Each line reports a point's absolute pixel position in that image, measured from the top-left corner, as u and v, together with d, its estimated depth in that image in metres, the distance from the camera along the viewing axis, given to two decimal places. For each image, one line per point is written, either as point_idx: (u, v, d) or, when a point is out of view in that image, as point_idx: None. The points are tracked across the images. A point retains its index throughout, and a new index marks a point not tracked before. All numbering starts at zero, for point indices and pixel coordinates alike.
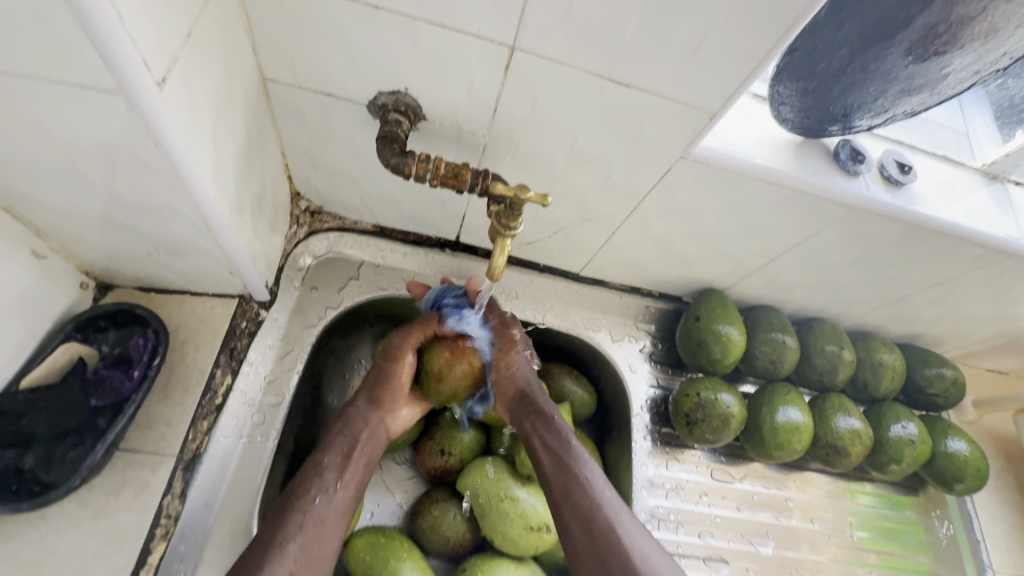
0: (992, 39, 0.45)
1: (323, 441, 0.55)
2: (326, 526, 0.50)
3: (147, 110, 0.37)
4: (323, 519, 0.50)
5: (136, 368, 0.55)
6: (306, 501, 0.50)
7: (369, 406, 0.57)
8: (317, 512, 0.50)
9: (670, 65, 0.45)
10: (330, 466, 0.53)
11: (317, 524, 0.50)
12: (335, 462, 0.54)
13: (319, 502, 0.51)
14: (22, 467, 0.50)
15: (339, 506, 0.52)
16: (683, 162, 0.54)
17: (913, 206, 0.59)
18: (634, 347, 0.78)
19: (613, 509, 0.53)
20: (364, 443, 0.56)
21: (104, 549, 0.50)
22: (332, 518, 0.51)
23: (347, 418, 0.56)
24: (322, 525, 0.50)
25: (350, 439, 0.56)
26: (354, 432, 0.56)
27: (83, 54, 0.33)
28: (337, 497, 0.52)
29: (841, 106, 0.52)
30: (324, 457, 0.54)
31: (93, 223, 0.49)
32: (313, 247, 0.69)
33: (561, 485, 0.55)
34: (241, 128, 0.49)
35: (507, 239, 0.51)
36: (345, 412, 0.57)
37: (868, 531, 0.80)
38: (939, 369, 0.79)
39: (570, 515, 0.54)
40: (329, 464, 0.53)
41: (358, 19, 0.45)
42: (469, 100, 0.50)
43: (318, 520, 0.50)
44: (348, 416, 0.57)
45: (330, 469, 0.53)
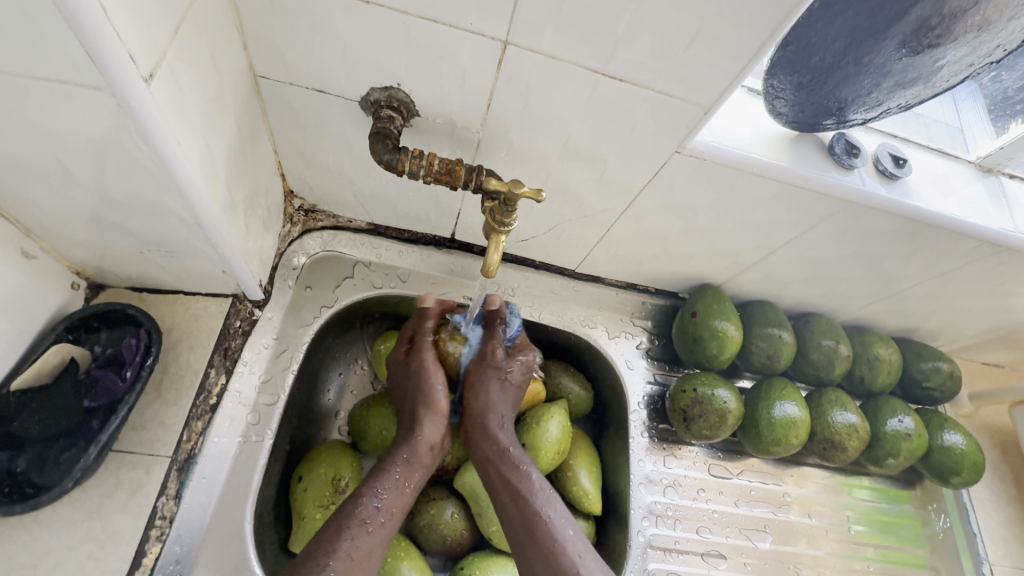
0: (985, 31, 0.44)
1: (380, 465, 0.56)
2: (369, 559, 0.50)
3: (134, 107, 0.36)
4: (371, 548, 0.50)
5: (128, 369, 0.55)
6: (360, 520, 0.51)
7: (431, 432, 0.59)
8: (371, 537, 0.51)
9: (664, 59, 0.45)
10: (388, 488, 0.54)
11: (365, 552, 0.50)
12: (394, 485, 0.55)
13: (372, 525, 0.51)
14: (15, 469, 0.49)
15: (385, 535, 0.52)
16: (678, 157, 0.54)
17: (909, 199, 0.59)
18: (631, 343, 0.78)
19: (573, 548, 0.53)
20: (418, 471, 0.58)
21: (98, 551, 0.50)
22: (378, 548, 0.51)
23: (410, 441, 0.58)
24: (371, 552, 0.50)
25: (408, 467, 0.57)
26: (415, 461, 0.58)
27: (70, 51, 0.32)
28: (386, 529, 0.52)
29: (835, 100, 0.52)
30: (385, 480, 0.55)
31: (83, 223, 0.49)
32: (307, 245, 0.68)
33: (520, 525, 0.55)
34: (233, 125, 0.49)
35: (502, 236, 0.52)
36: (411, 434, 0.59)
37: (865, 525, 0.80)
38: (935, 363, 0.79)
39: (533, 560, 0.53)
40: (387, 491, 0.54)
41: (349, 14, 0.44)
42: (462, 95, 0.50)
43: (366, 550, 0.50)
44: (411, 441, 0.58)
45: (388, 493, 0.54)
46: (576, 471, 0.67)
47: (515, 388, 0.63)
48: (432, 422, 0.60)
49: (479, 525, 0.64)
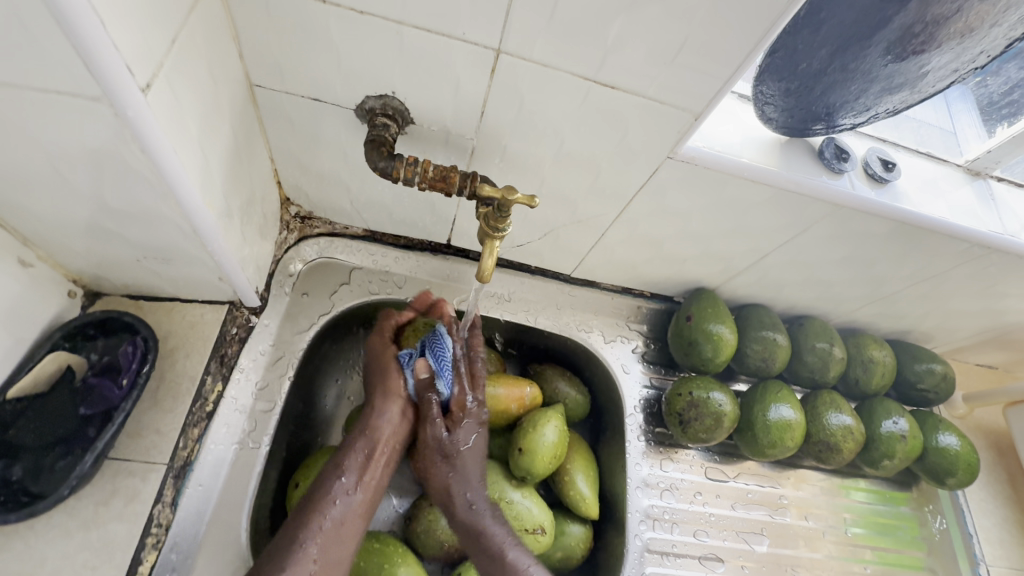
0: (968, 38, 0.46)
1: (346, 442, 0.60)
2: (344, 527, 0.56)
3: (132, 117, 0.37)
4: (341, 519, 0.56)
5: (125, 376, 0.55)
6: (330, 501, 0.56)
7: (386, 405, 0.62)
8: (340, 510, 0.56)
9: (653, 66, 0.45)
10: (352, 467, 0.58)
11: (337, 524, 0.55)
12: (356, 463, 0.59)
13: (341, 502, 0.56)
14: (10, 477, 0.49)
15: (357, 508, 0.57)
16: (670, 162, 0.54)
17: (898, 203, 0.59)
18: (627, 348, 0.78)
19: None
20: (384, 444, 0.61)
21: (94, 560, 0.50)
22: (351, 519, 0.56)
23: (366, 419, 0.61)
24: (341, 526, 0.55)
25: (370, 440, 0.60)
26: (373, 434, 0.61)
27: (67, 61, 0.33)
28: (354, 499, 0.57)
29: (823, 106, 0.53)
30: (348, 458, 0.59)
31: (80, 231, 0.49)
32: (303, 252, 0.69)
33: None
34: (229, 134, 0.50)
35: (496, 241, 0.52)
36: (367, 411, 0.62)
37: (862, 527, 0.80)
38: (929, 365, 0.80)
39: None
40: (349, 469, 0.58)
41: (344, 25, 0.45)
42: (456, 103, 0.51)
43: (336, 521, 0.55)
44: (368, 418, 0.61)
45: (351, 471, 0.58)
46: (573, 475, 0.67)
47: (477, 457, 0.62)
48: (384, 399, 0.62)
49: None
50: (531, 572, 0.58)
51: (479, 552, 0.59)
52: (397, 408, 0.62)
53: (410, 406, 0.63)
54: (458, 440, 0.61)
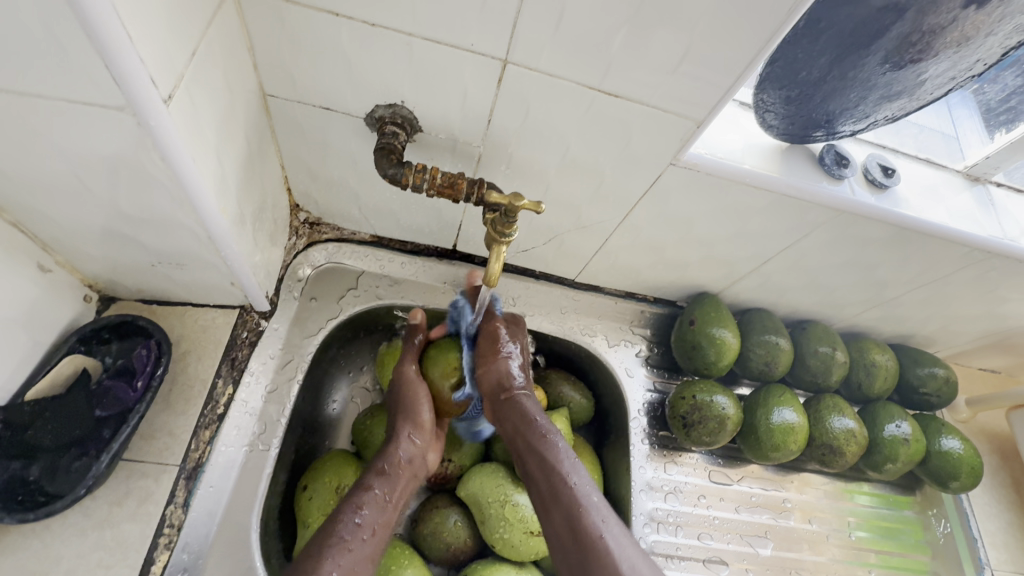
0: (964, 47, 0.47)
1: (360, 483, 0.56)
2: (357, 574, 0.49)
3: (154, 126, 0.38)
4: (353, 567, 0.49)
5: (139, 379, 0.56)
6: (341, 541, 0.50)
7: (409, 440, 0.61)
8: (352, 557, 0.49)
9: (657, 75, 0.47)
10: (369, 504, 0.54)
11: (347, 572, 0.48)
12: (374, 503, 0.54)
13: (353, 544, 0.50)
14: (28, 477, 0.50)
15: (368, 554, 0.51)
16: (673, 169, 0.55)
17: (898, 208, 0.60)
18: (630, 352, 0.79)
19: (598, 513, 0.51)
20: (401, 482, 0.58)
21: (108, 559, 0.51)
22: (361, 567, 0.50)
23: (383, 457, 0.59)
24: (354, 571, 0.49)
25: (388, 480, 0.57)
26: (392, 474, 0.58)
27: (93, 73, 0.34)
28: (369, 545, 0.51)
29: (823, 113, 0.54)
30: (365, 499, 0.54)
31: (98, 237, 0.50)
32: (312, 257, 0.70)
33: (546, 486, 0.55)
34: (243, 141, 0.51)
35: (503, 246, 0.53)
36: (385, 450, 0.60)
37: (867, 531, 0.80)
38: (931, 369, 0.80)
39: (557, 522, 0.52)
40: (367, 508, 0.54)
41: (356, 37, 0.46)
42: (463, 112, 0.52)
43: (348, 568, 0.49)
44: (386, 455, 0.59)
45: (368, 509, 0.54)
46: None
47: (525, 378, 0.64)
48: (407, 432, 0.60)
49: (481, 533, 0.64)
50: (576, 473, 0.55)
51: (531, 459, 0.57)
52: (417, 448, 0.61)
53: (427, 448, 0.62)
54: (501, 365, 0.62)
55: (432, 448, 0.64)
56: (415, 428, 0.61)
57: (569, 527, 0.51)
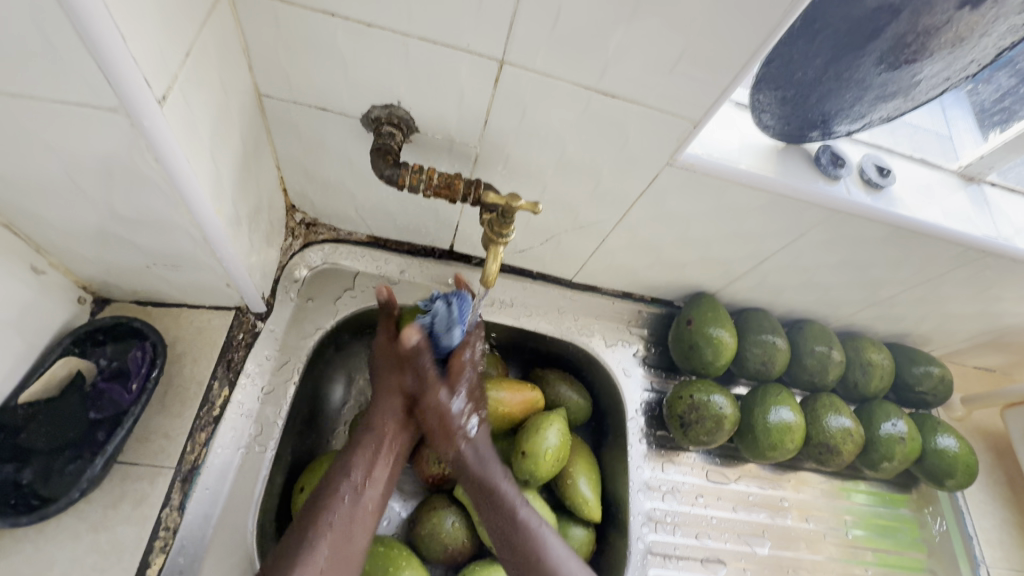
0: (959, 48, 0.47)
1: (351, 440, 0.61)
2: (354, 525, 0.56)
3: (148, 127, 0.38)
4: (352, 518, 0.56)
5: (134, 381, 0.56)
6: (336, 498, 0.56)
7: (389, 400, 0.62)
8: (348, 509, 0.56)
9: (653, 75, 0.47)
10: (360, 461, 0.59)
11: (347, 523, 0.55)
12: (364, 459, 0.59)
13: (349, 499, 0.57)
14: (21, 481, 0.50)
15: (366, 504, 0.57)
16: (670, 169, 0.56)
17: (893, 207, 0.61)
18: (628, 352, 0.79)
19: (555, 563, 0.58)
20: (391, 436, 0.62)
21: (102, 563, 0.51)
22: (361, 517, 0.56)
23: (372, 414, 0.62)
24: (351, 525, 0.55)
25: (377, 435, 0.61)
26: (380, 428, 0.61)
27: (86, 73, 0.34)
28: (365, 496, 0.58)
29: (819, 113, 0.54)
30: (355, 454, 0.59)
31: (92, 238, 0.50)
32: (308, 258, 0.70)
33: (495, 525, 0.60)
34: (238, 142, 0.51)
35: (500, 246, 0.53)
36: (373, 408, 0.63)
37: (863, 529, 0.81)
38: (927, 367, 0.81)
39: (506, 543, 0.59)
40: (359, 465, 0.59)
41: (352, 37, 0.46)
42: (460, 112, 0.52)
43: (346, 519, 0.55)
44: (374, 412, 0.62)
45: (359, 465, 0.59)
46: (576, 479, 0.68)
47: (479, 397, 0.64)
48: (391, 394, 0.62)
49: (479, 534, 0.64)
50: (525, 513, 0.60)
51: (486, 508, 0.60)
52: (400, 404, 0.62)
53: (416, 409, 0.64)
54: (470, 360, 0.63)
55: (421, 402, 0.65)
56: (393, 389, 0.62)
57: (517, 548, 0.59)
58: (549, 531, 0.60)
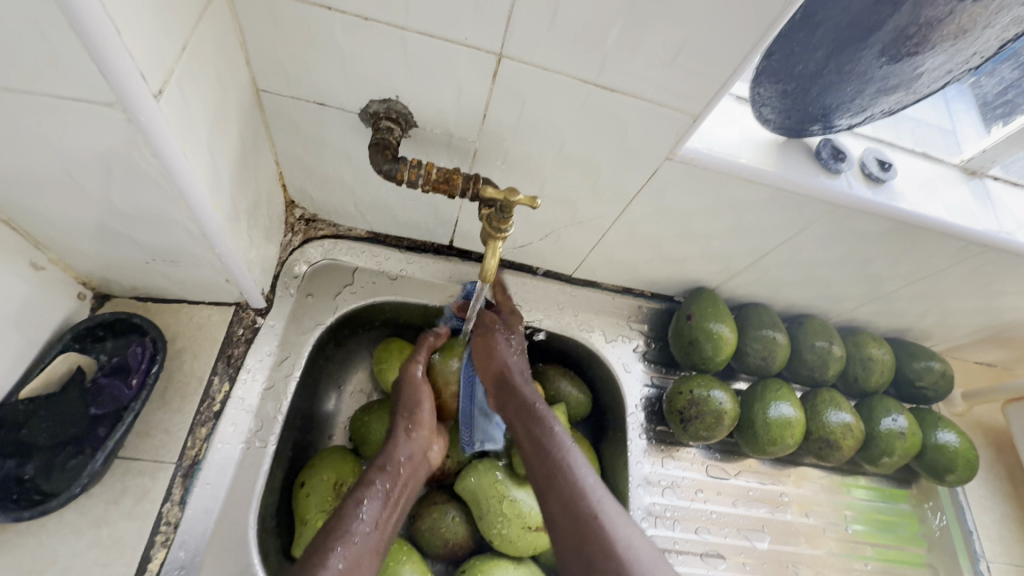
0: (961, 40, 0.47)
1: (364, 477, 0.56)
2: (362, 565, 0.49)
3: (144, 122, 0.37)
4: (358, 559, 0.49)
5: (135, 376, 0.56)
6: (348, 533, 0.50)
7: (410, 440, 0.60)
8: (358, 545, 0.50)
9: (652, 69, 0.46)
10: (373, 499, 0.54)
11: (354, 561, 0.49)
12: (378, 497, 0.55)
13: (359, 536, 0.51)
14: (23, 476, 0.50)
15: (373, 545, 0.52)
16: (670, 164, 0.55)
17: (894, 202, 0.60)
18: (628, 347, 0.79)
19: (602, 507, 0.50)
20: (402, 481, 0.58)
21: (104, 557, 0.51)
22: (368, 556, 0.50)
23: (387, 451, 0.59)
24: (359, 563, 0.49)
25: (389, 476, 0.57)
26: (394, 469, 0.58)
27: (80, 67, 0.33)
28: (374, 537, 0.52)
29: (820, 106, 0.54)
30: (369, 492, 0.55)
31: (91, 234, 0.50)
32: (307, 254, 0.70)
33: (542, 474, 0.54)
34: (236, 137, 0.50)
35: (499, 242, 0.53)
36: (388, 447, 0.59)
37: (863, 524, 0.81)
38: (927, 362, 0.81)
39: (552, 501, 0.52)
40: (371, 504, 0.54)
41: (348, 31, 0.46)
42: (458, 107, 0.52)
43: (355, 558, 0.49)
44: (388, 451, 0.59)
45: (371, 504, 0.54)
46: None
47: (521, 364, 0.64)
48: (406, 430, 0.60)
49: (479, 528, 0.64)
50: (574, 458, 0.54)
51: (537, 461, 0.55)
52: (419, 445, 0.60)
53: (429, 445, 0.62)
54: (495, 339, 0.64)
55: (434, 441, 0.63)
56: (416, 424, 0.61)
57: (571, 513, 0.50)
58: (610, 505, 0.51)
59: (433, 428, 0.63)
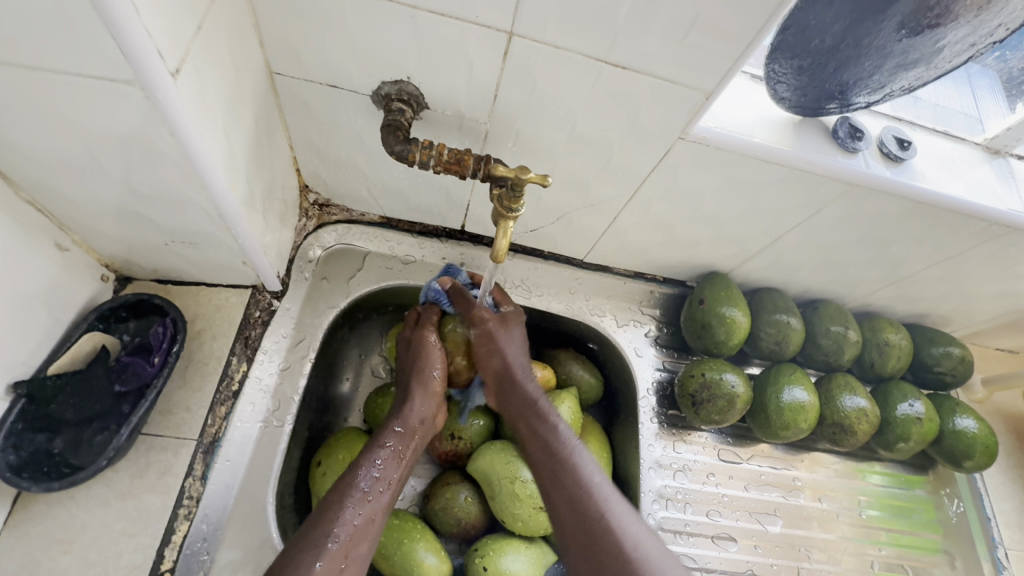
0: (985, 11, 0.45)
1: (377, 437, 0.59)
2: (372, 524, 0.53)
3: (162, 100, 0.38)
4: (371, 516, 0.53)
5: (156, 355, 0.57)
6: (361, 493, 0.54)
7: (422, 402, 0.62)
8: (371, 505, 0.54)
9: (665, 46, 0.46)
10: (385, 459, 0.57)
11: (367, 519, 0.53)
12: (390, 459, 0.58)
13: (371, 495, 0.54)
14: (52, 450, 0.52)
15: (385, 503, 0.55)
16: (682, 143, 0.55)
17: (914, 181, 0.59)
18: (640, 332, 0.79)
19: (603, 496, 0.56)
20: (414, 439, 0.61)
21: (131, 528, 0.53)
22: (379, 514, 0.54)
23: (400, 410, 0.61)
24: (371, 521, 0.53)
25: (403, 436, 0.60)
26: (407, 430, 0.60)
27: (100, 45, 0.34)
28: (384, 496, 0.55)
29: (837, 83, 0.53)
30: (382, 454, 0.57)
31: (113, 214, 0.51)
32: (322, 239, 0.71)
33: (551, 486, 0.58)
34: (251, 120, 0.51)
35: (510, 222, 0.53)
36: (400, 409, 0.61)
37: (878, 510, 0.80)
38: (946, 348, 0.79)
39: (560, 504, 0.57)
40: (383, 463, 0.57)
41: (360, 10, 0.46)
42: (469, 87, 0.52)
43: (366, 516, 0.53)
44: (403, 409, 0.61)
45: (383, 465, 0.57)
46: None
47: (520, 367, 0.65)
48: (420, 396, 0.62)
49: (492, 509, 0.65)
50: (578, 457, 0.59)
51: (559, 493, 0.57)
52: (428, 408, 0.62)
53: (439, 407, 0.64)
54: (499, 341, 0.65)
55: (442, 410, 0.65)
56: (425, 390, 0.62)
57: (582, 521, 0.55)
58: (620, 509, 0.55)
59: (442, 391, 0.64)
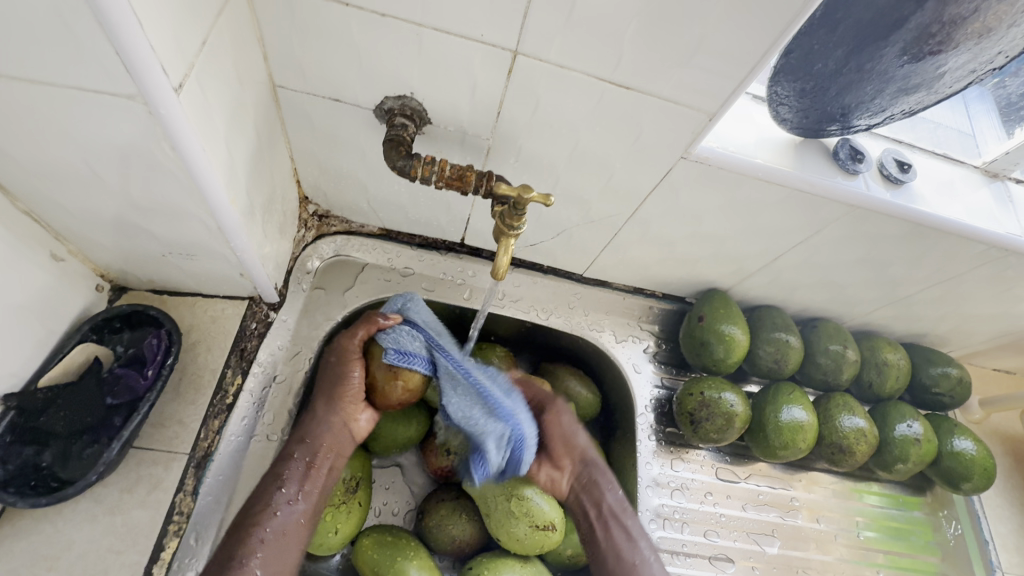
0: (986, 39, 0.45)
1: (283, 451, 0.56)
2: (287, 539, 0.51)
3: (164, 115, 0.38)
4: (284, 531, 0.51)
5: (149, 367, 0.56)
6: (269, 512, 0.51)
7: (328, 412, 0.56)
8: (282, 521, 0.51)
9: (668, 66, 0.46)
10: (291, 474, 0.54)
11: (280, 535, 0.51)
12: (297, 472, 0.54)
13: (281, 512, 0.52)
14: (40, 463, 0.51)
15: (301, 518, 0.53)
16: (684, 162, 0.55)
17: (914, 204, 0.59)
18: (638, 348, 0.78)
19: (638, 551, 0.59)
20: (326, 448, 0.56)
21: (119, 544, 0.52)
22: (294, 529, 0.52)
23: (308, 425, 0.55)
24: (287, 534, 0.51)
25: (309, 445, 0.55)
26: (315, 441, 0.55)
27: (105, 61, 0.34)
28: (297, 508, 0.53)
29: (838, 106, 0.53)
30: (287, 467, 0.54)
31: (110, 226, 0.51)
32: (320, 249, 0.70)
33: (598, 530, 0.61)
34: (252, 133, 0.51)
35: (511, 239, 0.53)
36: (308, 418, 0.56)
37: (875, 531, 0.80)
38: (944, 368, 0.79)
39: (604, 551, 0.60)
40: (291, 479, 0.54)
41: (365, 28, 0.46)
42: (472, 105, 0.52)
43: (278, 532, 0.51)
44: (309, 421, 0.56)
45: (292, 478, 0.54)
46: None
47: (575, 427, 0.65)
48: (328, 406, 0.56)
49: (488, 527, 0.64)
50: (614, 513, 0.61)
51: (605, 539, 0.60)
52: (341, 418, 0.57)
53: (355, 412, 0.58)
54: (564, 430, 0.64)
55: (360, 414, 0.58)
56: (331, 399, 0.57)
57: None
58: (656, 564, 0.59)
59: (356, 397, 0.57)
